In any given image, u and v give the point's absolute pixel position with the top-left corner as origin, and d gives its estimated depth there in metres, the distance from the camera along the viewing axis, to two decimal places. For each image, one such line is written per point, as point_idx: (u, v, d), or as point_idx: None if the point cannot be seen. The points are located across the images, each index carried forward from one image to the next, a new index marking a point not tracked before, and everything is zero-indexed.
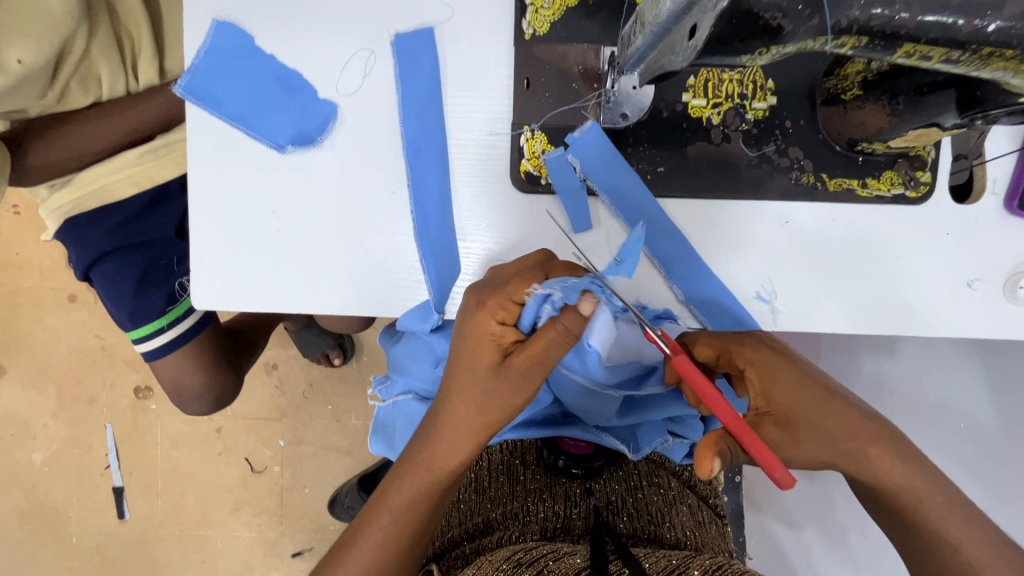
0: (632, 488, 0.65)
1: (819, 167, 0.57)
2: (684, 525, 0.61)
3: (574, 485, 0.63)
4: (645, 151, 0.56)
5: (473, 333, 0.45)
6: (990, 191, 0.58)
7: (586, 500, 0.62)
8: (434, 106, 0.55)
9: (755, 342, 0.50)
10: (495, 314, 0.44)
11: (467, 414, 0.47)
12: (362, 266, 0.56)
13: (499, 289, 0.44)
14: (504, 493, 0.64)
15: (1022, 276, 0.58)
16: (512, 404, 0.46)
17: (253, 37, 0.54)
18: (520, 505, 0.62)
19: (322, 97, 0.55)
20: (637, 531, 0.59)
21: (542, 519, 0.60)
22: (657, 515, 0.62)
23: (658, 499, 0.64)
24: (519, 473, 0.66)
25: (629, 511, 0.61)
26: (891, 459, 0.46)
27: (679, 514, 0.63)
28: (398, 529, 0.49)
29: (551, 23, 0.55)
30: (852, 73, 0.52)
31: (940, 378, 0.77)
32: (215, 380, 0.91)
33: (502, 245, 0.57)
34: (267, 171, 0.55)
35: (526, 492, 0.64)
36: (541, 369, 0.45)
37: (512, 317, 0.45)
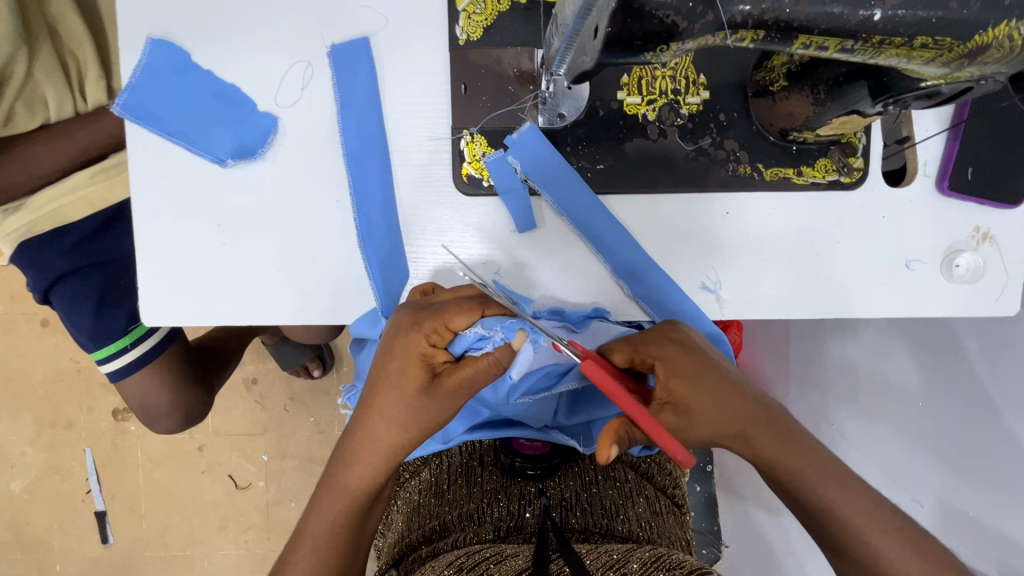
0: (587, 483, 0.66)
1: (755, 158, 0.58)
2: (639, 518, 0.62)
3: (528, 485, 0.65)
4: (583, 150, 0.57)
5: (405, 354, 0.46)
6: (922, 173, 0.60)
7: (538, 500, 0.63)
8: (372, 114, 0.56)
9: (660, 333, 0.50)
10: (428, 336, 0.46)
11: (390, 433, 0.47)
12: (309, 277, 0.57)
13: (436, 313, 0.46)
14: (460, 496, 0.65)
15: (959, 253, 0.60)
16: (435, 422, 0.47)
17: (189, 54, 0.55)
18: (475, 506, 0.63)
19: (261, 110, 0.55)
20: (589, 526, 0.60)
21: (496, 519, 0.61)
22: (611, 508, 0.63)
23: (614, 492, 0.65)
24: (476, 475, 0.67)
25: (583, 506, 0.62)
26: (777, 443, 0.47)
27: (635, 506, 0.64)
28: (328, 550, 0.49)
29: (484, 28, 0.56)
30: (778, 65, 0.53)
31: (898, 357, 0.78)
32: (185, 397, 0.91)
33: (447, 248, 0.58)
34: (210, 187, 0.56)
35: (482, 493, 0.65)
36: (469, 390, 0.46)
37: (443, 339, 0.47)
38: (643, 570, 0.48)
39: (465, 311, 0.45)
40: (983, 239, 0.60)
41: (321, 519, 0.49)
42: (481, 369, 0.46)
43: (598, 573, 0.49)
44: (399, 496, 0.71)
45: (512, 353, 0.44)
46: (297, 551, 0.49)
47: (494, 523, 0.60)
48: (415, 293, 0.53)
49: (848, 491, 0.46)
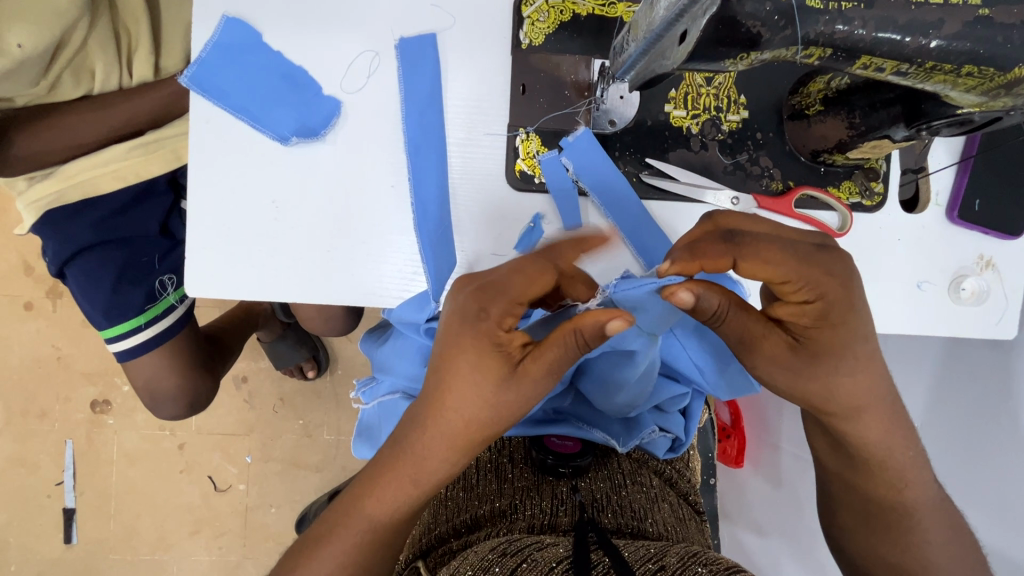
0: (616, 485, 0.67)
1: (786, 175, 0.62)
2: (666, 521, 0.63)
3: (560, 485, 0.65)
4: (630, 156, 0.61)
5: (477, 341, 0.44)
6: (934, 203, 0.65)
7: (572, 497, 0.63)
8: (434, 106, 0.58)
9: (827, 265, 0.45)
10: (501, 318, 0.44)
11: (467, 430, 0.46)
12: (358, 257, 0.58)
13: (502, 291, 0.44)
14: (491, 491, 0.65)
15: (964, 277, 0.65)
16: (513, 415, 0.46)
17: (261, 34, 0.57)
18: (507, 502, 0.63)
19: (327, 93, 0.57)
20: (620, 526, 0.61)
21: (529, 516, 0.61)
22: (640, 511, 0.63)
23: (641, 497, 0.66)
24: (507, 472, 0.68)
25: (613, 508, 0.63)
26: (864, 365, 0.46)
27: (661, 510, 0.65)
28: (378, 537, 0.47)
29: (545, 35, 0.59)
30: (814, 91, 0.57)
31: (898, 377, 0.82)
32: (191, 383, 0.89)
33: (494, 239, 0.59)
34: (268, 163, 0.57)
35: (514, 489, 0.65)
36: (554, 375, 0.45)
37: (519, 322, 0.45)
38: (682, 564, 0.49)
39: (537, 285, 0.43)
40: (986, 266, 0.65)
41: (375, 514, 0.47)
42: (568, 349, 0.44)
43: (637, 564, 0.50)
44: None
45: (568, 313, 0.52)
46: (334, 541, 0.46)
47: (528, 520, 0.60)
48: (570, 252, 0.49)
49: (914, 455, 0.50)
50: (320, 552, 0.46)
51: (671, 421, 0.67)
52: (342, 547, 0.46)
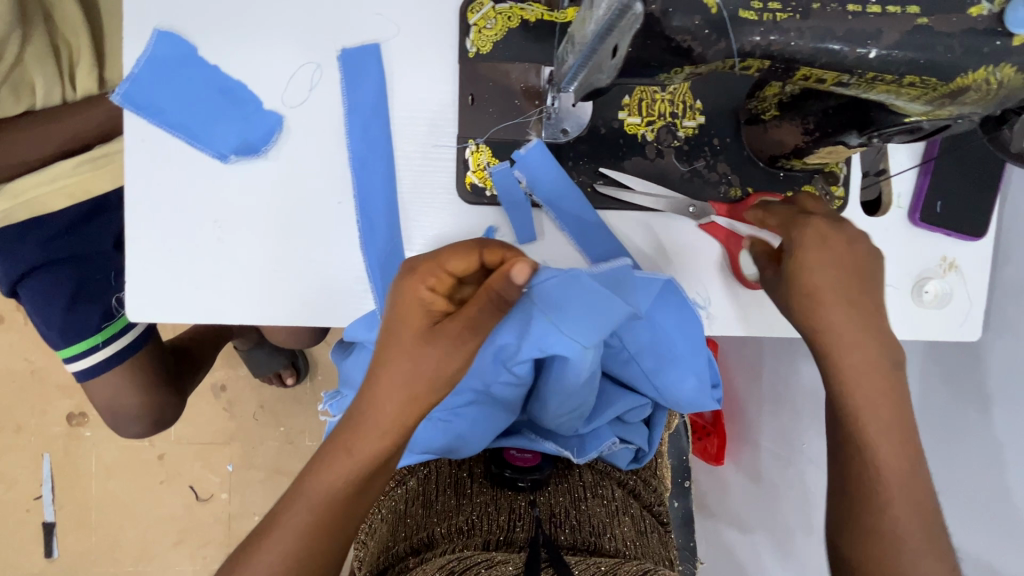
0: (576, 499, 0.66)
1: (745, 182, 0.61)
2: (626, 536, 0.62)
3: (519, 498, 0.64)
4: (584, 166, 0.59)
5: (404, 301, 0.45)
6: (896, 205, 0.64)
7: (530, 512, 0.62)
8: (379, 118, 0.56)
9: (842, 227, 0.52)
10: (427, 280, 0.45)
11: (402, 393, 0.46)
12: (305, 276, 0.56)
13: (433, 258, 0.45)
14: (450, 506, 0.64)
15: (927, 280, 0.64)
16: (441, 373, 0.46)
17: (195, 47, 0.54)
18: (465, 518, 0.62)
19: (267, 108, 0.55)
20: (577, 542, 0.59)
21: (486, 531, 0.60)
22: (599, 526, 0.62)
23: (601, 510, 0.65)
24: (466, 487, 0.67)
25: (571, 523, 0.62)
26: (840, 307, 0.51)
27: (621, 525, 0.64)
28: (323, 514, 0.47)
29: (493, 42, 0.57)
30: (770, 96, 0.55)
31: None
32: (155, 400, 0.87)
33: None
34: (208, 181, 0.55)
35: (473, 504, 0.64)
36: (474, 332, 0.45)
37: (443, 286, 0.45)
38: None
39: (461, 254, 0.44)
40: (949, 268, 0.65)
41: (315, 486, 0.47)
42: (485, 307, 0.43)
43: None
44: (383, 505, 0.70)
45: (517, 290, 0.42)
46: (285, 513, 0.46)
47: (484, 535, 0.59)
48: (493, 256, 0.44)
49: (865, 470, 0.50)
50: (272, 534, 0.47)
51: (634, 432, 0.67)
52: (292, 524, 0.46)
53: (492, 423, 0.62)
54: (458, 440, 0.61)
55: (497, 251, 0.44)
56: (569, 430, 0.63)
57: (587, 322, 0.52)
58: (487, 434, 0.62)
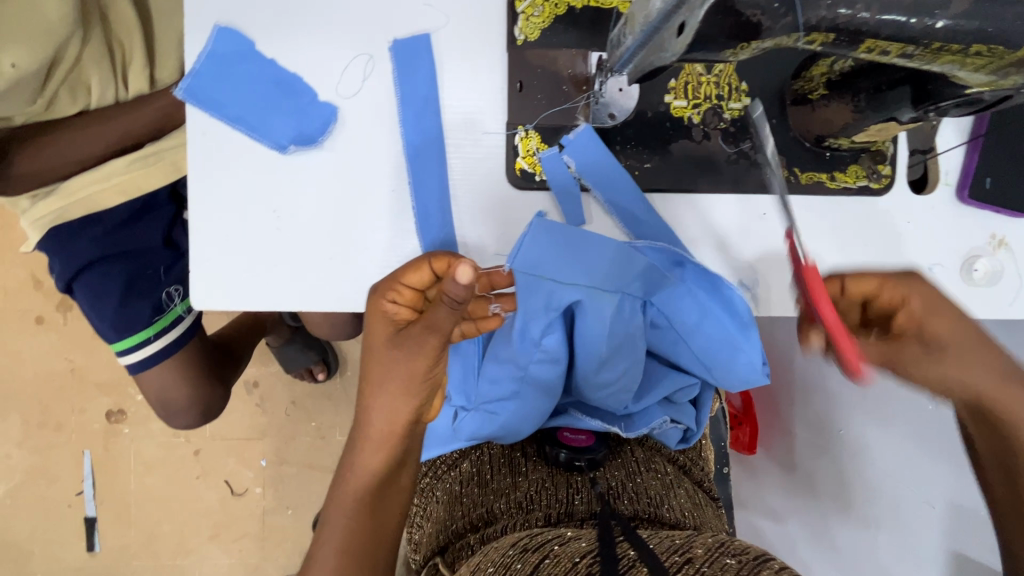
0: (631, 473, 0.67)
1: (791, 162, 0.61)
2: (682, 507, 0.63)
3: (575, 475, 0.66)
4: (632, 150, 0.60)
5: (372, 318, 0.53)
6: (944, 183, 0.64)
7: (589, 488, 0.64)
8: (430, 107, 0.57)
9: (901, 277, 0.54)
10: (384, 295, 0.51)
11: (381, 397, 0.53)
12: (361, 264, 0.58)
13: (390, 275, 0.51)
14: (506, 483, 0.66)
15: (977, 258, 0.64)
16: (411, 372, 0.52)
17: (253, 42, 0.56)
18: (524, 493, 0.64)
19: (322, 99, 0.57)
20: (638, 512, 0.60)
21: (545, 506, 0.62)
22: (656, 497, 0.64)
23: (656, 483, 0.66)
24: (521, 465, 0.68)
25: (630, 495, 0.63)
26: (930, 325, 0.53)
27: (677, 497, 0.65)
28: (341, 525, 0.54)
29: (541, 30, 0.58)
30: (818, 75, 0.56)
31: None
32: (202, 393, 0.90)
33: (498, 238, 0.59)
34: (267, 172, 0.56)
35: (529, 481, 0.66)
36: (432, 330, 0.49)
37: (405, 297, 0.52)
38: (710, 555, 0.47)
39: (410, 266, 0.50)
40: (999, 246, 0.64)
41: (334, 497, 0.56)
42: (438, 308, 0.47)
43: (663, 555, 0.49)
44: (435, 487, 0.72)
45: (460, 287, 0.43)
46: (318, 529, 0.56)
47: (544, 509, 0.62)
48: (440, 263, 0.50)
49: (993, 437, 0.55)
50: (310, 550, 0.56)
51: (683, 411, 0.68)
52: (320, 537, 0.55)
53: (539, 406, 0.63)
54: (505, 425, 0.64)
55: (441, 257, 0.49)
56: (619, 406, 0.65)
57: (578, 272, 0.56)
58: (524, 414, 0.63)
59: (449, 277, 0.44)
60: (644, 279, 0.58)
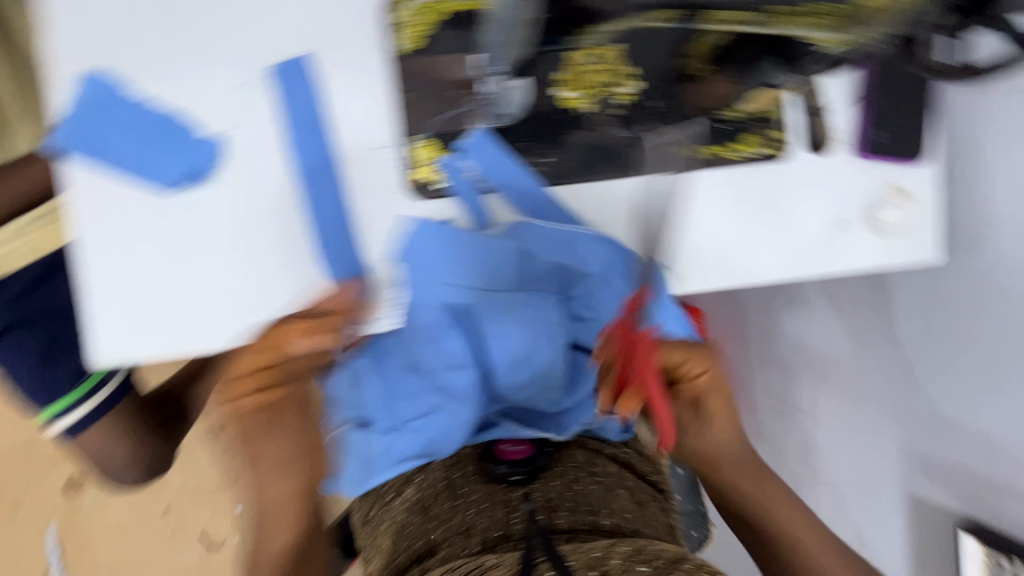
0: (570, 481, 0.67)
1: (689, 139, 0.62)
2: (622, 510, 0.65)
3: (513, 490, 0.66)
4: (527, 146, 0.60)
5: (234, 378, 0.56)
6: (838, 140, 0.65)
7: (524, 503, 0.64)
8: (317, 130, 0.56)
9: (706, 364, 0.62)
10: (257, 354, 0.54)
11: (253, 448, 0.57)
12: (268, 297, 0.56)
13: (277, 341, 0.54)
14: (447, 510, 0.66)
15: (881, 208, 0.65)
16: (277, 432, 0.57)
17: (121, 85, 0.54)
18: (461, 519, 0.64)
19: (202, 135, 0.55)
20: (576, 524, 0.61)
21: (482, 529, 0.62)
22: (595, 503, 0.65)
23: (596, 488, 0.67)
24: (460, 488, 0.68)
25: (567, 504, 0.63)
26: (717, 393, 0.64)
27: (616, 499, 0.66)
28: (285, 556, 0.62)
29: (419, 39, 0.57)
30: (701, 49, 0.56)
31: (846, 328, 0.83)
32: (143, 450, 0.85)
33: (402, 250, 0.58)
34: (154, 217, 0.55)
35: (467, 504, 0.66)
36: (283, 402, 0.57)
37: (268, 356, 0.54)
38: (625, 567, 0.48)
39: (300, 332, 0.53)
40: (902, 194, 0.65)
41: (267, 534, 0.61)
42: (279, 375, 0.55)
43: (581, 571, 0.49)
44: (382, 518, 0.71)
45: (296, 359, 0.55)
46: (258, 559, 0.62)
47: (482, 533, 0.62)
48: (338, 307, 0.55)
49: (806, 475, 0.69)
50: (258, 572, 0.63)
51: None
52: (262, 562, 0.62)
53: (465, 408, 0.63)
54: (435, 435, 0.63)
55: (305, 321, 0.54)
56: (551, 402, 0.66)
57: (479, 269, 0.58)
58: (453, 420, 0.62)
59: (287, 347, 0.54)
60: (556, 270, 0.61)
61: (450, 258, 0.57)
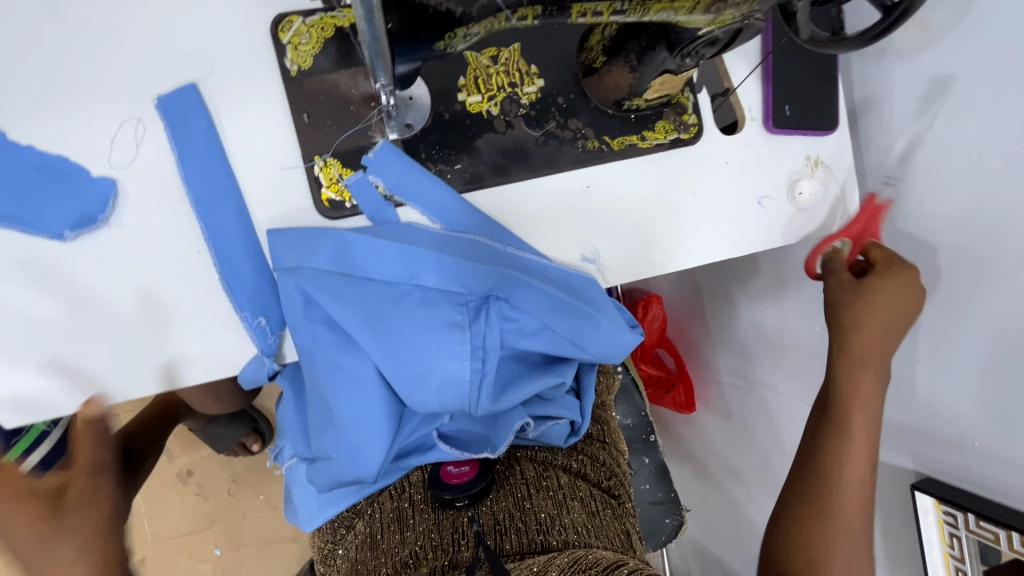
0: (519, 499, 0.64)
1: (600, 132, 0.62)
2: (576, 523, 0.62)
3: (460, 515, 0.62)
4: (438, 154, 0.59)
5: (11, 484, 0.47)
6: (750, 118, 0.66)
7: (472, 527, 0.60)
8: (216, 157, 0.55)
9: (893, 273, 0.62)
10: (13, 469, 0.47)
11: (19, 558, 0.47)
12: (182, 335, 0.55)
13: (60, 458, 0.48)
14: (392, 543, 0.62)
15: (799, 181, 0.66)
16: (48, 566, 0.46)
17: (2, 133, 0.52)
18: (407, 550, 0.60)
19: (96, 175, 0.53)
20: (525, 545, 0.58)
21: (428, 558, 0.58)
22: (547, 521, 0.62)
23: (548, 504, 0.64)
24: (407, 519, 0.64)
25: (517, 526, 0.61)
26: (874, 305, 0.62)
27: (571, 512, 0.64)
28: None
29: (312, 56, 0.56)
30: (595, 44, 0.58)
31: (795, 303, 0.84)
32: None
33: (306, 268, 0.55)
34: (51, 265, 0.53)
35: (414, 535, 0.62)
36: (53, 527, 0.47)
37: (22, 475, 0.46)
38: None
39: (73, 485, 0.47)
40: (815, 166, 0.67)
41: None
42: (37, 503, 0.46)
43: None
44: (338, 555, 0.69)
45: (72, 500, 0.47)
46: None
47: (430, 562, 0.57)
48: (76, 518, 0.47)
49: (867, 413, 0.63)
50: None
51: (560, 405, 0.66)
52: None
53: (378, 420, 0.57)
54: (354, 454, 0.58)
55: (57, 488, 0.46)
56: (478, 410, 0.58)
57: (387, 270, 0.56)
58: (370, 437, 0.57)
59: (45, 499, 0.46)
60: (470, 267, 0.57)
61: (357, 259, 0.55)
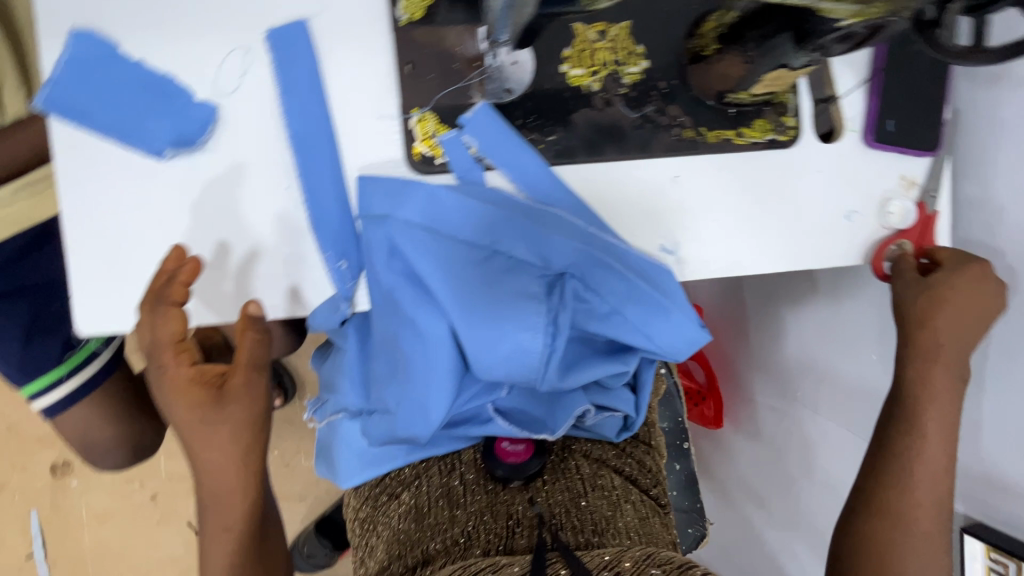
0: (575, 496, 0.65)
1: (697, 122, 0.61)
2: (627, 527, 0.64)
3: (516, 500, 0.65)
4: (533, 123, 0.58)
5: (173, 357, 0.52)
6: (850, 129, 0.64)
7: (529, 511, 0.63)
8: (317, 96, 0.55)
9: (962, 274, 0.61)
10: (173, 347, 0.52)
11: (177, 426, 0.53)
12: (262, 268, 0.55)
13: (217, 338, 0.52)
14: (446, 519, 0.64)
15: (891, 200, 0.64)
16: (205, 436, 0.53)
17: (115, 44, 0.52)
18: (461, 529, 0.63)
19: (199, 98, 0.53)
20: (580, 543, 0.60)
21: (484, 540, 0.61)
22: (602, 522, 0.63)
23: (602, 504, 0.65)
24: (459, 497, 0.66)
25: (572, 524, 0.62)
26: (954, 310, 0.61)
27: (623, 516, 0.65)
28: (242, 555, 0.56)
29: (423, 8, 0.56)
30: (710, 31, 0.57)
31: (849, 327, 0.82)
32: (128, 431, 0.83)
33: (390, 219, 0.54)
34: (145, 181, 0.53)
35: (467, 514, 0.64)
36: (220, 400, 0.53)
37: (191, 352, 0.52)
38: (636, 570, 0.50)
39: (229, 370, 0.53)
40: (910, 186, 0.64)
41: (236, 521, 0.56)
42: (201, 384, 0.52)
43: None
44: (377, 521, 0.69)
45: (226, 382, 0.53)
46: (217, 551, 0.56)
47: (482, 545, 0.61)
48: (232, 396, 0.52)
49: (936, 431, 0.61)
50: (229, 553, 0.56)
51: (617, 397, 0.65)
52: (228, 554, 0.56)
53: (440, 381, 0.57)
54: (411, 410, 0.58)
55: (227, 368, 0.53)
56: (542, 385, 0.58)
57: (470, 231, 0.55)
58: (431, 396, 0.57)
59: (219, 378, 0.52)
60: (556, 243, 0.56)
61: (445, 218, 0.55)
